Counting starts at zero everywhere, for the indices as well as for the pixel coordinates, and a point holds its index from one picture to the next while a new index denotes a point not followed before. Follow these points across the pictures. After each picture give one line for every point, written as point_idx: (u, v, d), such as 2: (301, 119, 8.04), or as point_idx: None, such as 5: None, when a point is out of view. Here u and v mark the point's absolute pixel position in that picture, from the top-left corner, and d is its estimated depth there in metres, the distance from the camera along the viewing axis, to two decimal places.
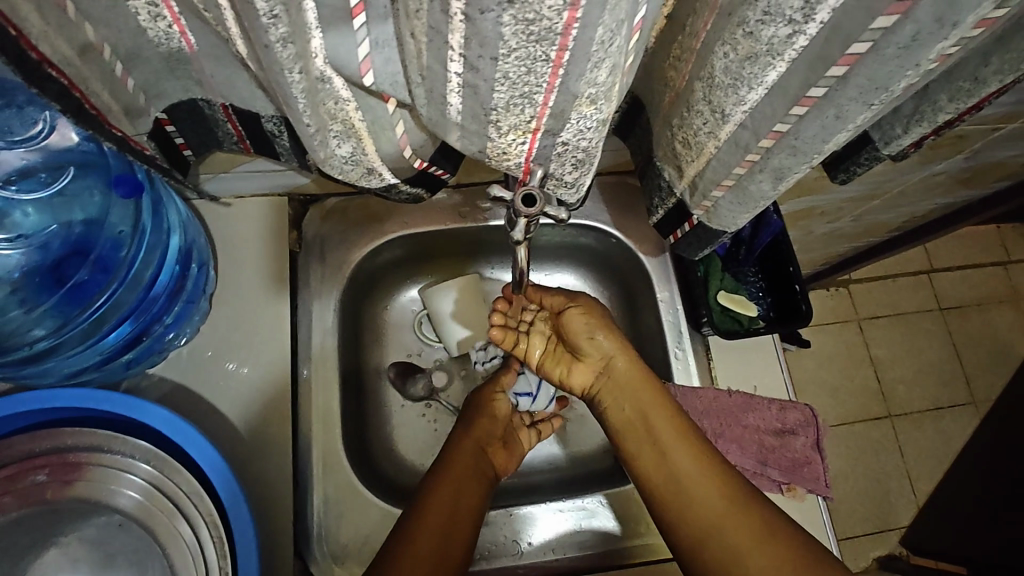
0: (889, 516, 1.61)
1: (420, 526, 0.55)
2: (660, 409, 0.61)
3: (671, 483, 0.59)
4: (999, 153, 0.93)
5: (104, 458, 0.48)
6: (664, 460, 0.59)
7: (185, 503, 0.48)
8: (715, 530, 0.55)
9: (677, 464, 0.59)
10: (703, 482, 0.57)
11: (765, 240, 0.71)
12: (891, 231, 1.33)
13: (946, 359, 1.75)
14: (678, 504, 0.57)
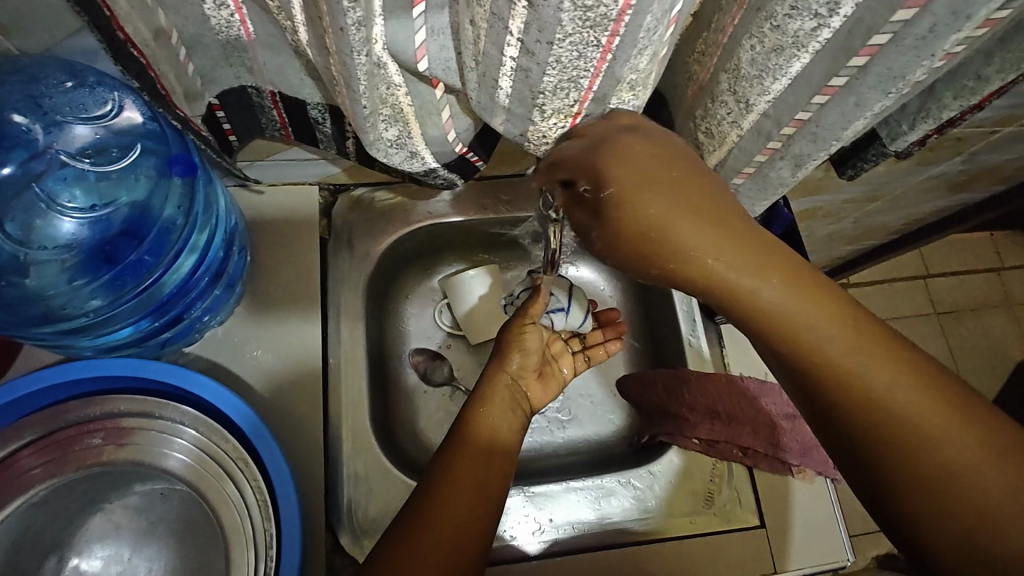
0: None
1: (455, 466, 0.55)
2: (746, 251, 0.40)
3: (826, 360, 0.40)
4: (995, 156, 0.97)
5: (153, 424, 0.51)
6: (804, 350, 0.41)
7: (233, 468, 0.51)
8: (910, 414, 0.39)
9: (819, 354, 0.40)
10: (884, 368, 0.40)
11: (775, 233, 0.74)
12: (890, 234, 1.37)
13: (942, 363, 1.79)
14: (855, 384, 0.40)
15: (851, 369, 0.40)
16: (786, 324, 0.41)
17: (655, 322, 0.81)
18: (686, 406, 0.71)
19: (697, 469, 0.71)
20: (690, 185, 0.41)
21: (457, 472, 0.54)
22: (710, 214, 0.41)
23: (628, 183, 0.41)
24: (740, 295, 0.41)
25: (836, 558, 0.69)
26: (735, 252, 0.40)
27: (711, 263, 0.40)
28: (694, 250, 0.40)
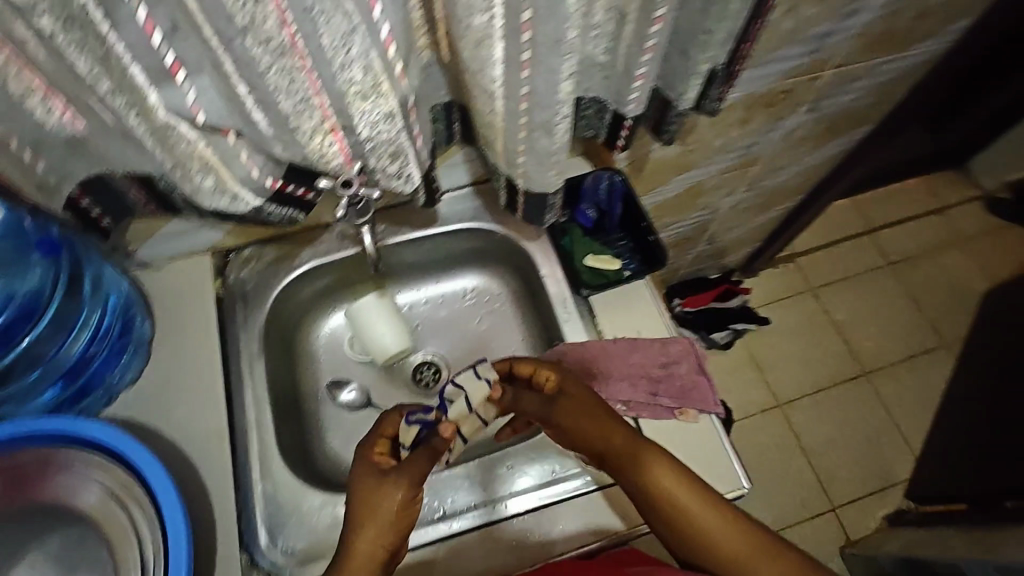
0: (888, 472, 1.59)
1: (365, 528, 0.56)
2: (645, 451, 0.63)
3: (681, 505, 0.60)
4: (838, 100, 1.05)
5: (50, 468, 0.57)
6: (675, 504, 0.60)
7: (125, 496, 0.57)
8: (732, 539, 0.59)
9: (681, 505, 0.60)
10: (725, 529, 0.59)
11: (617, 206, 0.84)
12: (798, 194, 1.43)
13: (907, 309, 1.80)
14: (709, 529, 0.59)
15: (718, 542, 0.59)
16: (658, 488, 0.61)
17: (541, 311, 0.87)
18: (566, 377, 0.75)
19: None
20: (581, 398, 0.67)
21: (375, 528, 0.56)
22: (629, 439, 0.64)
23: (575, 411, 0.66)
24: (667, 504, 0.61)
25: (734, 488, 0.72)
26: (637, 451, 0.63)
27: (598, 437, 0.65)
28: (609, 453, 0.64)
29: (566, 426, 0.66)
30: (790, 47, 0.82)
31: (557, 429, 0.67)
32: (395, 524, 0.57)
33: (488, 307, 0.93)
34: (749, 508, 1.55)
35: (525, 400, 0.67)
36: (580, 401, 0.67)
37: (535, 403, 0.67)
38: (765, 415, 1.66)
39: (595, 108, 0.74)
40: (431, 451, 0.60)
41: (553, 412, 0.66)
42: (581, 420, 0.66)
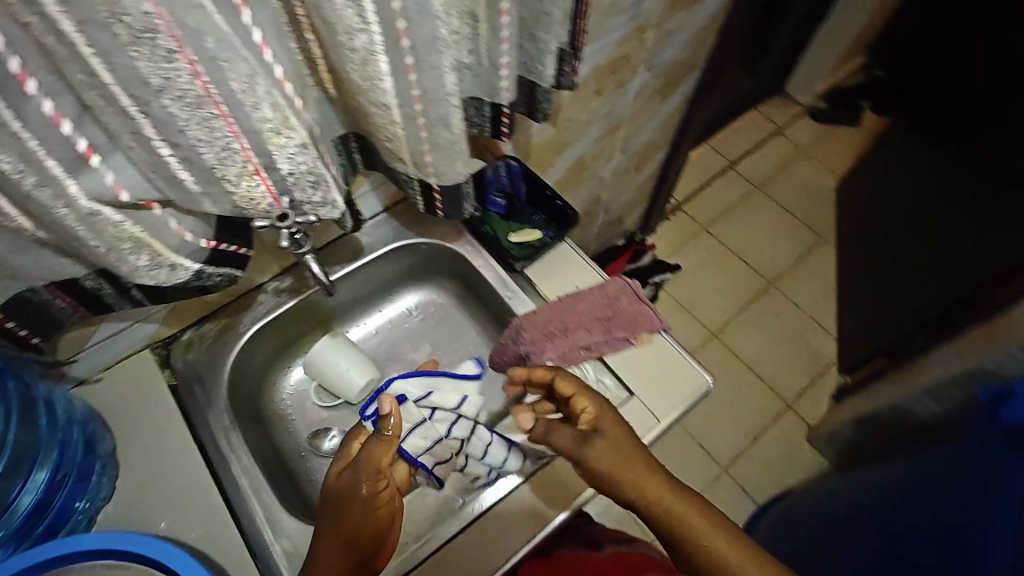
0: (818, 358, 1.79)
1: (328, 541, 0.62)
2: (679, 498, 0.61)
3: (694, 530, 0.59)
4: (667, 54, 1.21)
5: None
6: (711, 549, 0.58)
7: None
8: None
9: (720, 555, 0.58)
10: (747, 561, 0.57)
11: (521, 185, 0.94)
12: (664, 147, 1.61)
13: (783, 219, 2.05)
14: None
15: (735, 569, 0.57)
16: (685, 525, 0.60)
17: (485, 301, 0.93)
18: (529, 343, 0.81)
19: None
20: (612, 432, 0.66)
21: (334, 543, 0.61)
22: (649, 468, 0.63)
23: (608, 441, 0.64)
24: (681, 529, 0.60)
25: (701, 384, 0.80)
26: (671, 501, 0.61)
27: (630, 461, 0.63)
28: (647, 497, 0.61)
29: (605, 473, 0.62)
30: (614, 17, 0.96)
31: (588, 474, 0.64)
32: (354, 523, 0.62)
33: (437, 316, 0.98)
34: (721, 431, 1.68)
35: (557, 434, 0.67)
36: (614, 445, 0.64)
37: (566, 438, 0.66)
38: (705, 347, 1.81)
39: (475, 105, 0.81)
40: (380, 444, 0.64)
41: (584, 455, 0.64)
42: (614, 462, 0.63)
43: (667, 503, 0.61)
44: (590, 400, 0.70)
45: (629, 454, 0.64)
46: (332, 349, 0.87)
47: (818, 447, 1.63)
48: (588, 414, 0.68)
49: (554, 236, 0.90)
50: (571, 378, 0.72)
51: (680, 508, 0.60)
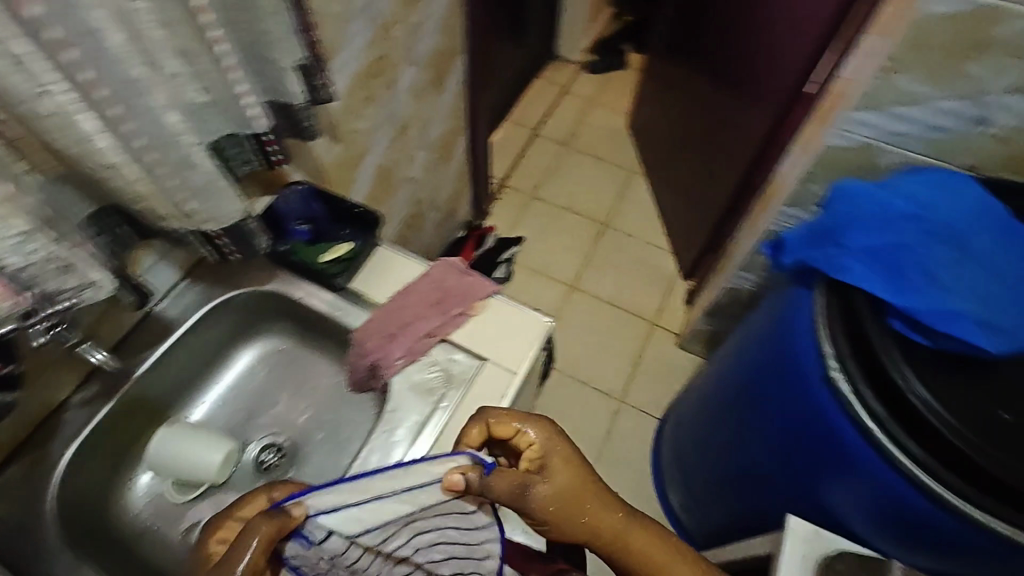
0: (664, 273, 1.98)
1: None
2: (618, 524, 0.67)
3: (635, 548, 0.68)
4: (425, 47, 1.27)
5: None
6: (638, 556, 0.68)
7: None
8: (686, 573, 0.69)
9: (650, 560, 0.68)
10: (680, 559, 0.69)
11: (316, 206, 0.88)
12: (462, 133, 1.68)
13: (594, 166, 2.23)
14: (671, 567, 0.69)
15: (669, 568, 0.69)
16: (625, 540, 0.68)
17: (323, 331, 0.91)
18: (371, 347, 0.82)
19: (422, 373, 0.81)
20: (562, 472, 0.66)
21: None
22: (598, 502, 0.67)
23: (559, 486, 0.65)
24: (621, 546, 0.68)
25: (543, 326, 0.85)
26: (611, 531, 0.67)
27: (582, 502, 0.66)
28: (588, 532, 0.66)
29: (553, 522, 0.64)
30: (350, 25, 0.99)
31: (529, 513, 0.64)
32: None
33: (282, 363, 0.94)
34: (609, 368, 1.79)
35: (496, 485, 0.60)
36: (561, 495, 0.64)
37: (514, 493, 0.62)
38: (569, 301, 1.92)
39: (234, 143, 0.79)
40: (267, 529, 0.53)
41: (533, 508, 0.63)
42: (560, 511, 0.65)
43: (612, 532, 0.67)
44: (538, 435, 0.68)
45: (581, 499, 0.66)
46: (166, 448, 0.80)
47: (690, 348, 1.80)
48: (535, 456, 0.67)
49: (362, 242, 0.89)
50: (503, 416, 0.69)
51: (626, 532, 0.68)
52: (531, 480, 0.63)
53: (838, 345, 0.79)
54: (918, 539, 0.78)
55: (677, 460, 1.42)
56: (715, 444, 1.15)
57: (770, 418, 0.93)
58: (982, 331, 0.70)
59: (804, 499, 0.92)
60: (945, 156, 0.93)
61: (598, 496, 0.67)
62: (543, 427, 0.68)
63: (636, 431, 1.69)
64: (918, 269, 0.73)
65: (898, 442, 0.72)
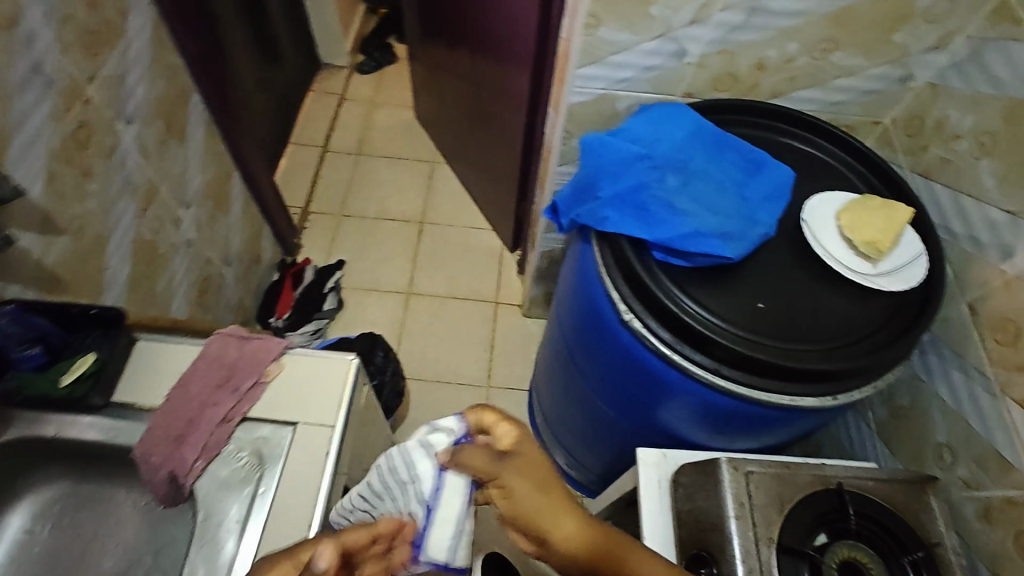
0: (492, 251, 2.01)
1: None
2: (614, 538, 0.58)
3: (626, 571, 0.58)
4: (142, 98, 1.12)
5: None
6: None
7: None
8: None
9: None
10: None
11: (39, 321, 0.74)
12: (232, 175, 1.53)
13: (394, 167, 2.18)
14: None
15: None
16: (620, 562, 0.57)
17: (103, 459, 0.77)
18: (164, 460, 0.71)
19: (229, 463, 0.72)
20: (538, 471, 0.54)
21: None
22: (590, 517, 0.56)
23: (534, 483, 0.53)
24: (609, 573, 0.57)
25: (348, 365, 0.80)
26: (610, 547, 0.57)
27: (565, 513, 0.54)
28: (576, 544, 0.54)
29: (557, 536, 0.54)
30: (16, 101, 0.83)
31: (502, 510, 0.53)
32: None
33: (66, 510, 0.79)
34: (468, 360, 1.79)
35: (467, 460, 0.53)
36: (541, 507, 0.53)
37: (525, 479, 0.52)
38: (410, 307, 1.88)
39: None
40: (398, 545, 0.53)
41: (532, 511, 0.52)
42: (555, 528, 0.54)
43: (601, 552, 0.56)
44: (514, 424, 0.56)
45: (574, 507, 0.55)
46: None
47: (535, 314, 1.86)
48: (504, 437, 0.55)
49: (106, 347, 0.75)
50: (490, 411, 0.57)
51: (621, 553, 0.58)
52: (562, 507, 0.54)
53: (626, 290, 0.84)
54: (738, 426, 0.89)
55: (550, 425, 1.47)
56: (570, 397, 1.21)
57: (598, 363, 1.00)
58: (719, 241, 0.78)
59: (649, 424, 1.00)
60: (663, 90, 1.02)
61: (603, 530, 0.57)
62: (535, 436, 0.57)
63: (511, 409, 1.72)
64: (657, 202, 0.80)
65: (692, 360, 0.80)
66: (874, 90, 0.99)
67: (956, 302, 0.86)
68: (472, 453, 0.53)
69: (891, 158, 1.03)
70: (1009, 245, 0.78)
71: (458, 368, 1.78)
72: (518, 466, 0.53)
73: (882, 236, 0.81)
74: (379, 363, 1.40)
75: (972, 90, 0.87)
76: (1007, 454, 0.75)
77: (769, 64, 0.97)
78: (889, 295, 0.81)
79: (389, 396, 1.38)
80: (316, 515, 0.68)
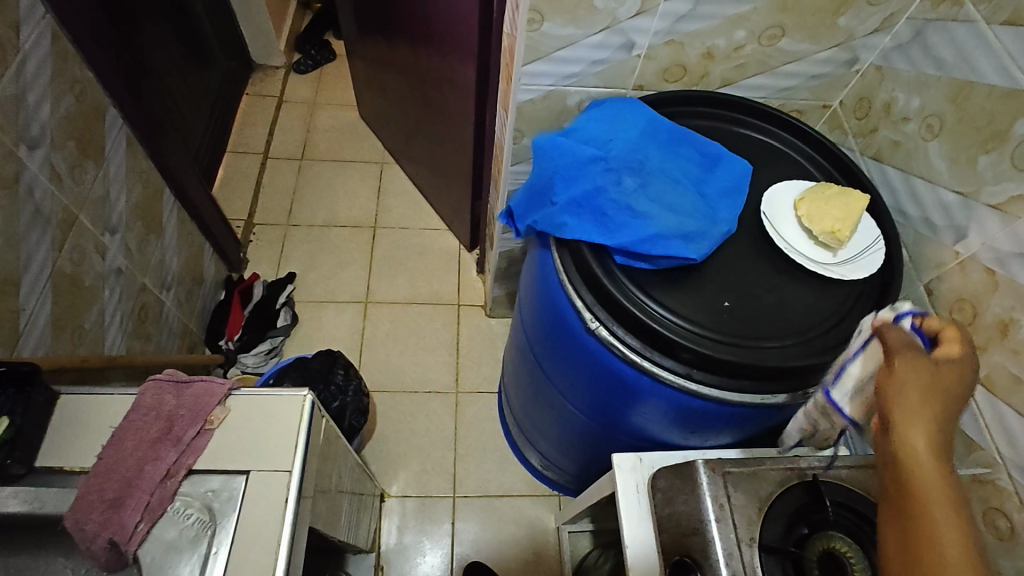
0: (450, 251, 1.96)
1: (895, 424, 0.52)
2: (942, 436, 0.52)
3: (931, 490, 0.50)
4: (48, 119, 1.01)
5: None
6: (927, 493, 0.49)
7: None
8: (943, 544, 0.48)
9: (922, 479, 0.50)
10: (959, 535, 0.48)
11: None
12: (164, 192, 1.43)
13: (341, 170, 2.09)
14: (931, 519, 0.49)
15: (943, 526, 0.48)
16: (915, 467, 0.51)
17: (29, 530, 0.70)
18: (100, 528, 0.64)
19: (176, 524, 0.66)
20: (948, 389, 0.53)
21: (910, 437, 0.52)
22: (939, 435, 0.52)
23: (915, 390, 0.53)
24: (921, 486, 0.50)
25: (302, 402, 0.73)
26: (930, 426, 0.52)
27: (910, 406, 0.52)
28: (915, 441, 0.51)
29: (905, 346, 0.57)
30: None
31: (893, 400, 0.53)
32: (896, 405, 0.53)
33: None
34: (434, 367, 1.74)
35: (896, 341, 0.57)
36: (935, 417, 0.52)
37: (910, 366, 0.54)
38: (369, 317, 1.81)
39: None
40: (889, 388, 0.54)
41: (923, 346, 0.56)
42: (908, 404, 0.52)
43: (910, 445, 0.51)
44: (961, 351, 0.56)
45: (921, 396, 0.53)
46: None
47: (499, 314, 1.82)
48: (953, 352, 0.56)
49: (20, 411, 0.67)
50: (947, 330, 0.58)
51: (926, 459, 0.51)
52: (968, 385, 0.55)
53: (592, 297, 0.81)
54: (710, 426, 0.88)
55: (523, 429, 1.44)
56: (540, 400, 1.18)
57: (567, 368, 0.97)
58: (682, 242, 0.76)
59: (622, 426, 0.98)
60: (612, 83, 0.99)
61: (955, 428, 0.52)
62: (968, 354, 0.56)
63: (482, 413, 1.69)
64: (616, 206, 0.76)
65: (662, 365, 0.78)
66: (821, 74, 0.99)
67: (914, 284, 0.87)
68: (898, 326, 0.60)
69: (841, 141, 1.04)
70: (962, 226, 0.79)
71: (424, 376, 1.73)
72: (908, 371, 0.54)
73: (842, 226, 0.80)
74: (340, 383, 1.34)
75: (916, 72, 0.87)
76: (972, 433, 0.77)
77: (718, 53, 0.95)
78: (850, 284, 0.81)
79: (353, 416, 1.32)
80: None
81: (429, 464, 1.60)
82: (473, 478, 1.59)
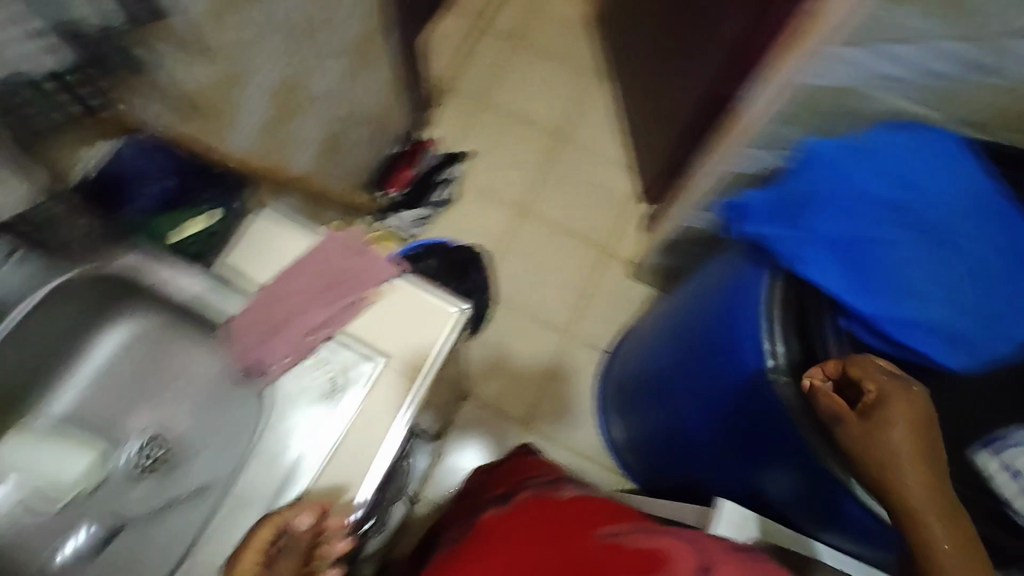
0: (621, 195, 1.83)
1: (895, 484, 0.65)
2: (929, 487, 0.64)
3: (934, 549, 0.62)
4: None
5: None
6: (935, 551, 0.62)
7: None
8: None
9: (925, 528, 0.63)
10: None
11: None
12: (388, 31, 1.40)
13: (551, 67, 1.97)
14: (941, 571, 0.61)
15: None
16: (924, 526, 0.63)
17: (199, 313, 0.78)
18: (250, 347, 0.70)
19: (306, 376, 0.70)
20: (921, 446, 0.66)
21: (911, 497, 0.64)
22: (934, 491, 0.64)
23: (905, 444, 0.65)
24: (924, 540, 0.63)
25: (454, 315, 0.72)
26: (917, 480, 0.65)
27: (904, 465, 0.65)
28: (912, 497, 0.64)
29: (879, 401, 0.67)
30: None
31: (882, 453, 0.65)
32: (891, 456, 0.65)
33: (158, 347, 0.81)
34: (558, 300, 1.71)
35: (888, 400, 0.67)
36: (919, 470, 0.65)
37: (890, 408, 0.66)
38: (518, 225, 1.78)
39: None
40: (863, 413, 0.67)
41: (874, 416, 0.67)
42: (897, 447, 0.65)
43: (913, 503, 0.64)
44: (920, 406, 0.67)
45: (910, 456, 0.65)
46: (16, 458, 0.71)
47: (642, 278, 1.72)
48: (919, 407, 0.67)
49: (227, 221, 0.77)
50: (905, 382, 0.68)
51: (930, 519, 0.63)
52: (929, 430, 0.67)
53: None
54: (841, 525, 0.77)
55: (617, 401, 1.38)
56: (652, 394, 1.12)
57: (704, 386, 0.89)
58: None
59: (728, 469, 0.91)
60: None
61: (934, 473, 0.65)
62: (926, 405, 0.68)
63: (582, 365, 1.65)
64: None
65: None
66: None
67: None
68: (899, 376, 0.68)
69: None
70: None
71: (545, 304, 1.70)
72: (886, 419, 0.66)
73: None
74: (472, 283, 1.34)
75: None
76: None
77: None
78: None
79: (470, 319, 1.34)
80: (366, 483, 0.66)
81: (515, 386, 1.62)
82: (549, 418, 1.60)
